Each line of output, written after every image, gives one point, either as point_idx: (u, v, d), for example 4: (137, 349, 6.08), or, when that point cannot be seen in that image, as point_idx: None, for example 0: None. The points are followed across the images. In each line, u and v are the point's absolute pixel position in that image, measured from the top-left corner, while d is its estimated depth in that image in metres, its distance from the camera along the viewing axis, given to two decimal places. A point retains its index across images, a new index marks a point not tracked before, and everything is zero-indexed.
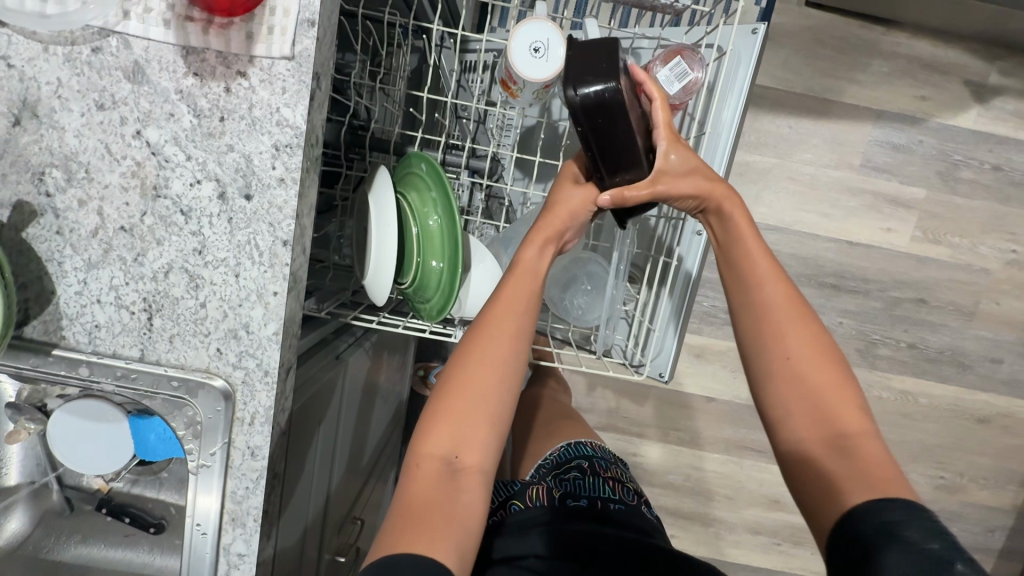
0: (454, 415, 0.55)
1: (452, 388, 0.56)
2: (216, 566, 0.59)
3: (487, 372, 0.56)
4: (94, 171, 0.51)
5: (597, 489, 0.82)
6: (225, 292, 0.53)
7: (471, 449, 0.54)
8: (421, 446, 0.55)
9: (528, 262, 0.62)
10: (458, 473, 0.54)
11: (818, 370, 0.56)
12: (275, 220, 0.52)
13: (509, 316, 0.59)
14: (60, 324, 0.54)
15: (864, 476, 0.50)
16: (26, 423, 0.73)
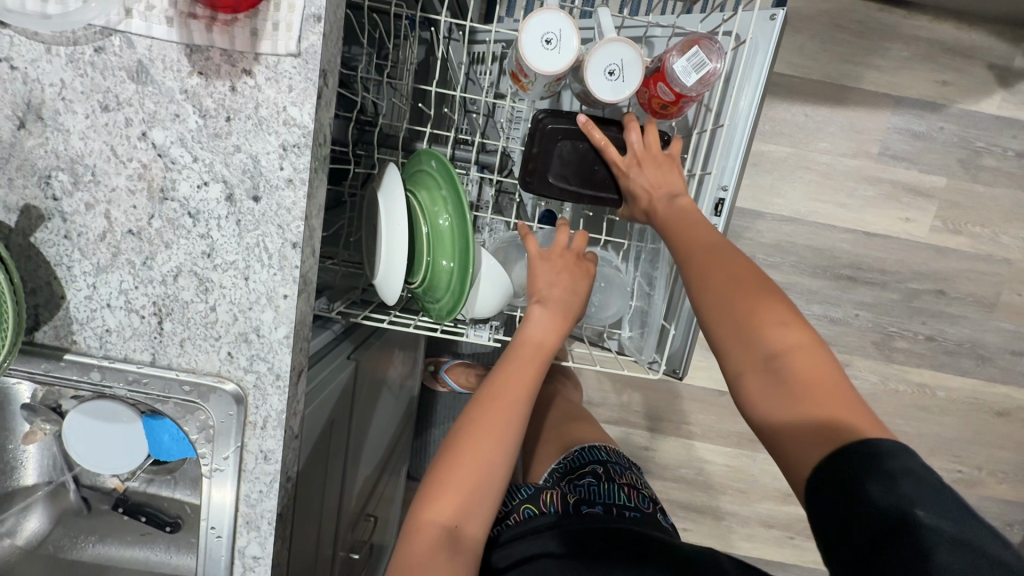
0: (456, 480, 0.59)
1: (455, 454, 0.60)
2: (231, 568, 0.59)
3: (488, 442, 0.60)
4: (101, 174, 0.50)
5: (612, 496, 0.80)
6: (235, 296, 0.52)
7: (474, 521, 0.58)
8: (424, 512, 0.58)
9: (536, 335, 0.67)
10: (457, 540, 0.57)
11: (748, 300, 0.55)
12: (285, 221, 0.51)
13: (519, 389, 0.63)
14: (71, 329, 0.53)
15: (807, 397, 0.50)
16: (42, 424, 0.74)
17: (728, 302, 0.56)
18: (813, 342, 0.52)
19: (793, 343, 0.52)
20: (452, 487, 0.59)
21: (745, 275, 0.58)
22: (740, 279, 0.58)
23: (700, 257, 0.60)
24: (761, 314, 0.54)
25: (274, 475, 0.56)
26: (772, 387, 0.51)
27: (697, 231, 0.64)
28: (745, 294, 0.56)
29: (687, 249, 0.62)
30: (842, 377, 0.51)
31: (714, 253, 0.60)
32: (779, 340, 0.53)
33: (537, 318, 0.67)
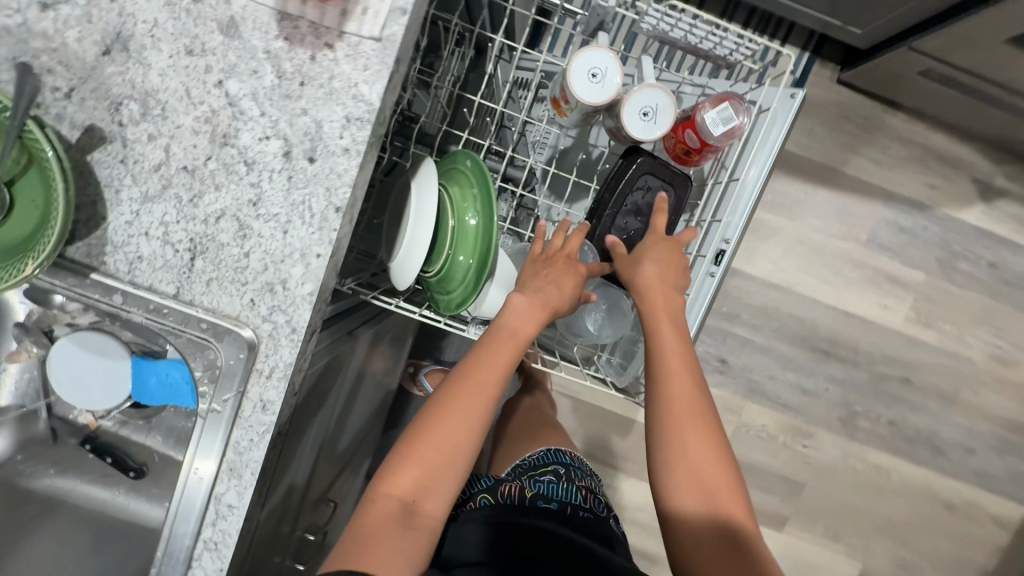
0: (423, 459, 0.62)
1: (420, 430, 0.64)
2: (204, 513, 0.59)
3: (454, 425, 0.64)
4: (170, 111, 0.53)
5: (569, 495, 0.84)
6: (270, 246, 0.55)
7: (431, 497, 0.62)
8: (383, 484, 0.62)
9: (513, 323, 0.70)
10: (413, 517, 0.61)
11: (688, 424, 0.68)
12: (333, 186, 0.54)
13: (493, 376, 0.66)
14: (105, 250, 0.55)
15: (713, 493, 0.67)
16: (29, 346, 0.74)
17: (686, 431, 0.68)
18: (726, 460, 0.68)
19: (718, 464, 0.68)
20: (415, 466, 0.62)
21: (695, 396, 0.70)
22: (696, 403, 0.69)
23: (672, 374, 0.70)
24: (694, 436, 0.68)
25: (266, 428, 0.57)
26: (697, 492, 0.67)
27: (683, 344, 0.71)
28: (689, 418, 0.69)
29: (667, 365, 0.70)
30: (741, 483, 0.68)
31: (681, 374, 0.70)
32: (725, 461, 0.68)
33: (518, 306, 0.70)
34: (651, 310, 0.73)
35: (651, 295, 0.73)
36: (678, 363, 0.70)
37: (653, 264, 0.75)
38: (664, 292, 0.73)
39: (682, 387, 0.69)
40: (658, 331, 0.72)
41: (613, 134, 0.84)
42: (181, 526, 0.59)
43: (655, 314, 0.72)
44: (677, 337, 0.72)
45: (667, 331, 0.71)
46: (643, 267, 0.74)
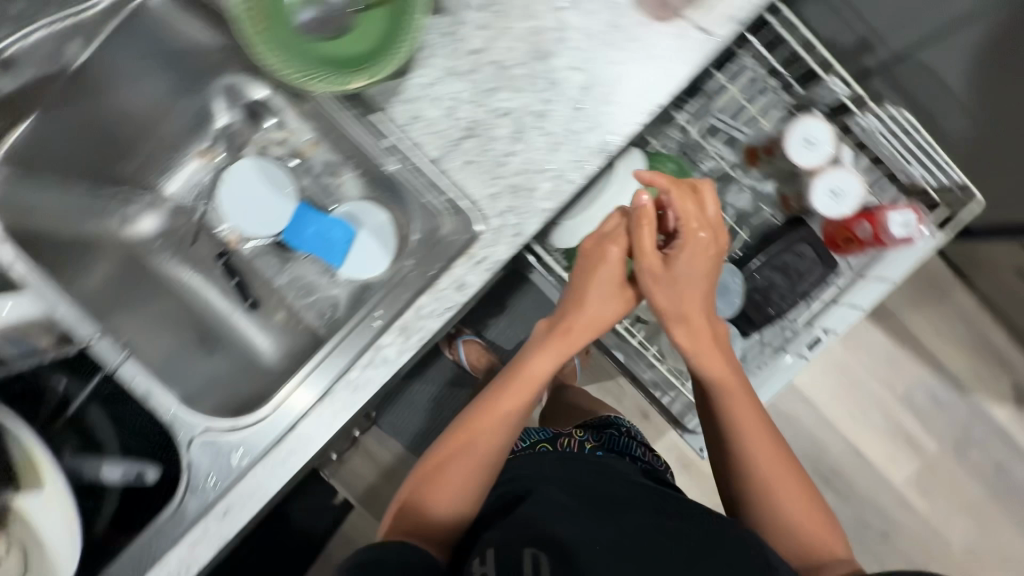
0: (448, 475, 0.65)
1: (457, 437, 0.66)
2: (362, 352, 0.64)
3: (491, 439, 0.66)
4: (509, 13, 0.60)
5: (630, 448, 0.88)
6: (534, 157, 0.61)
7: (458, 497, 0.65)
8: (418, 485, 0.66)
9: (594, 309, 0.65)
10: (433, 533, 0.64)
11: (778, 467, 0.65)
12: (610, 132, 0.60)
13: (523, 395, 0.67)
14: (396, 98, 0.61)
15: (802, 525, 0.64)
16: (218, 149, 0.83)
17: (769, 470, 0.64)
18: (817, 505, 0.65)
19: (807, 508, 0.64)
20: (445, 487, 0.64)
21: (746, 406, 0.66)
22: (764, 435, 0.65)
23: (730, 399, 0.65)
24: (786, 478, 0.65)
25: (446, 308, 0.62)
26: (791, 523, 0.64)
27: (758, 431, 0.66)
28: (767, 453, 0.65)
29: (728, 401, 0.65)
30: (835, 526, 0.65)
31: (756, 432, 0.65)
32: (818, 510, 0.65)
33: (538, 337, 0.68)
34: (695, 327, 0.65)
35: (692, 347, 0.65)
36: (750, 409, 0.65)
37: (684, 263, 0.64)
38: (710, 342, 0.65)
39: (748, 416, 0.65)
40: (727, 399, 0.66)
41: (789, 199, 0.92)
42: (339, 355, 0.64)
43: (720, 379, 0.65)
44: (747, 425, 0.65)
45: (727, 399, 0.66)
46: (672, 288, 0.64)
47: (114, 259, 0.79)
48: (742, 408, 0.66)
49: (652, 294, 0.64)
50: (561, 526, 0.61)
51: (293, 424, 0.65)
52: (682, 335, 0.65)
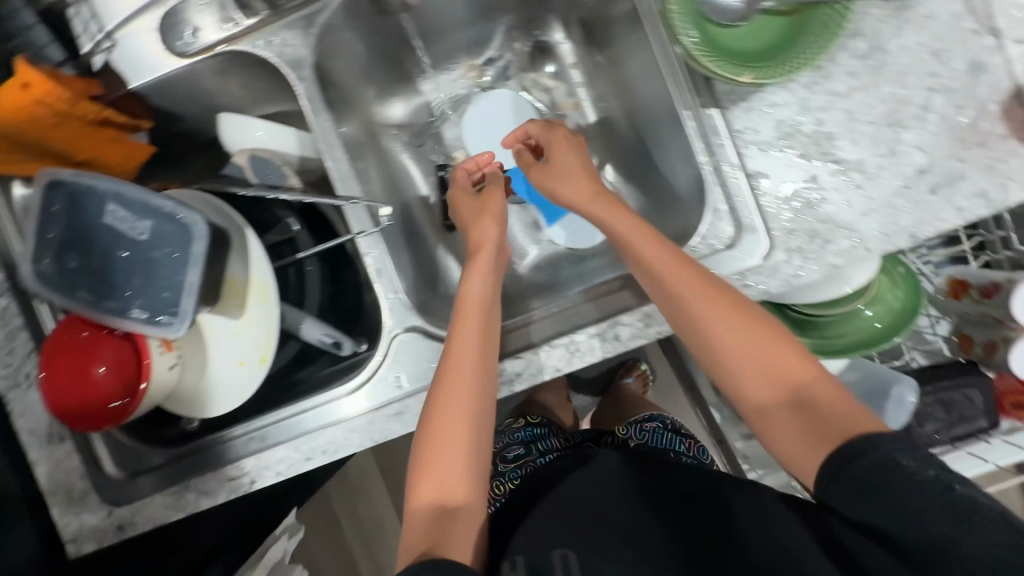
0: (438, 464, 0.55)
1: (435, 426, 0.56)
2: (600, 323, 0.63)
3: (455, 420, 0.56)
4: (884, 72, 0.60)
5: (672, 443, 0.86)
6: (843, 212, 0.61)
7: (464, 485, 0.55)
8: (417, 489, 0.56)
9: (478, 294, 0.62)
10: (454, 508, 0.55)
11: (765, 349, 0.56)
12: (924, 220, 0.60)
13: (474, 341, 0.58)
14: (742, 105, 0.61)
15: (811, 428, 0.52)
16: (484, 70, 0.83)
17: (788, 402, 0.55)
18: (795, 348, 0.56)
19: (814, 389, 0.54)
20: (449, 451, 0.56)
21: (748, 340, 0.56)
22: (758, 346, 0.56)
23: (731, 341, 0.56)
24: (749, 345, 0.56)
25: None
26: (800, 424, 0.53)
27: (754, 358, 0.56)
28: (752, 353, 0.56)
29: (731, 350, 0.56)
30: (799, 348, 0.56)
31: (805, 431, 0.53)
32: (831, 415, 0.52)
33: (473, 279, 0.63)
34: (667, 285, 0.57)
35: (694, 322, 0.57)
36: (721, 311, 0.56)
37: (666, 250, 0.58)
38: (705, 288, 0.56)
39: (746, 338, 0.56)
40: (771, 400, 0.55)
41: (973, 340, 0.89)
42: (573, 318, 0.64)
43: (771, 396, 0.55)
44: (754, 356, 0.56)
45: (756, 387, 0.56)
46: (553, 168, 0.68)
47: (359, 123, 0.74)
48: (781, 365, 0.55)
49: (666, 305, 0.58)
50: (584, 543, 0.57)
51: (498, 360, 0.64)
52: (682, 316, 0.57)
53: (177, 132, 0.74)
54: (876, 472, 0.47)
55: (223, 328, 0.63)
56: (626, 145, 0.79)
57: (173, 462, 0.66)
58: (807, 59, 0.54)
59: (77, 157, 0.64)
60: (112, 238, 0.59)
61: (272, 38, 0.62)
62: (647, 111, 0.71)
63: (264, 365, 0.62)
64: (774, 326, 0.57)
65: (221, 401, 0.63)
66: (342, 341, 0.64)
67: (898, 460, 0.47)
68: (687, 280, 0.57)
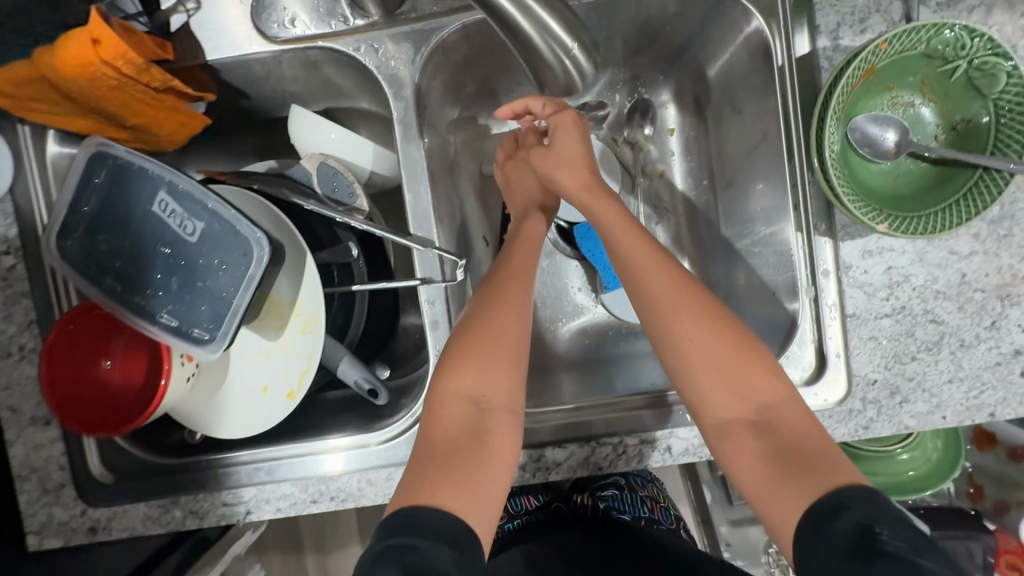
0: (483, 358, 0.52)
1: (477, 336, 0.52)
2: (655, 432, 0.59)
3: (502, 328, 0.53)
4: (1008, 242, 0.57)
5: (638, 506, 0.80)
6: (929, 374, 0.58)
7: (496, 399, 0.51)
8: (445, 392, 0.51)
9: (534, 228, 0.62)
10: (490, 403, 0.51)
11: (747, 370, 0.50)
12: (1007, 401, 0.58)
13: (528, 256, 0.59)
14: (859, 241, 0.57)
15: (789, 461, 0.46)
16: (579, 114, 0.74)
17: (760, 427, 0.49)
18: (778, 378, 0.50)
19: (787, 414, 0.49)
20: (491, 348, 0.52)
21: (737, 367, 0.51)
22: (741, 365, 0.51)
23: (715, 365, 0.51)
24: (741, 372, 0.50)
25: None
26: (776, 464, 0.47)
27: (729, 382, 0.50)
28: (734, 374, 0.50)
29: (708, 369, 0.51)
30: (786, 381, 0.51)
31: (772, 457, 0.47)
32: (799, 442, 0.47)
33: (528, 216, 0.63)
34: (651, 302, 0.53)
35: (680, 340, 0.51)
36: (711, 335, 0.51)
37: (637, 237, 0.55)
38: (694, 306, 0.52)
39: (735, 366, 0.50)
40: (735, 415, 0.50)
41: (984, 493, 0.83)
42: (627, 419, 0.60)
43: (737, 413, 0.50)
44: (722, 365, 0.51)
45: (721, 399, 0.50)
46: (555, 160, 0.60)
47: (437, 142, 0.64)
48: (753, 392, 0.50)
49: (650, 320, 0.53)
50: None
51: (537, 443, 0.60)
52: (676, 343, 0.52)
53: (237, 108, 0.67)
54: (847, 537, 0.40)
55: (254, 346, 0.57)
56: (709, 233, 0.72)
57: (167, 472, 0.61)
58: (953, 221, 0.51)
59: (127, 121, 0.56)
60: (156, 230, 0.52)
61: (379, 46, 0.56)
62: (744, 209, 0.66)
63: (292, 402, 0.56)
64: (756, 344, 0.51)
65: (233, 426, 0.57)
66: (378, 391, 0.59)
67: (873, 529, 0.39)
68: (680, 304, 0.52)
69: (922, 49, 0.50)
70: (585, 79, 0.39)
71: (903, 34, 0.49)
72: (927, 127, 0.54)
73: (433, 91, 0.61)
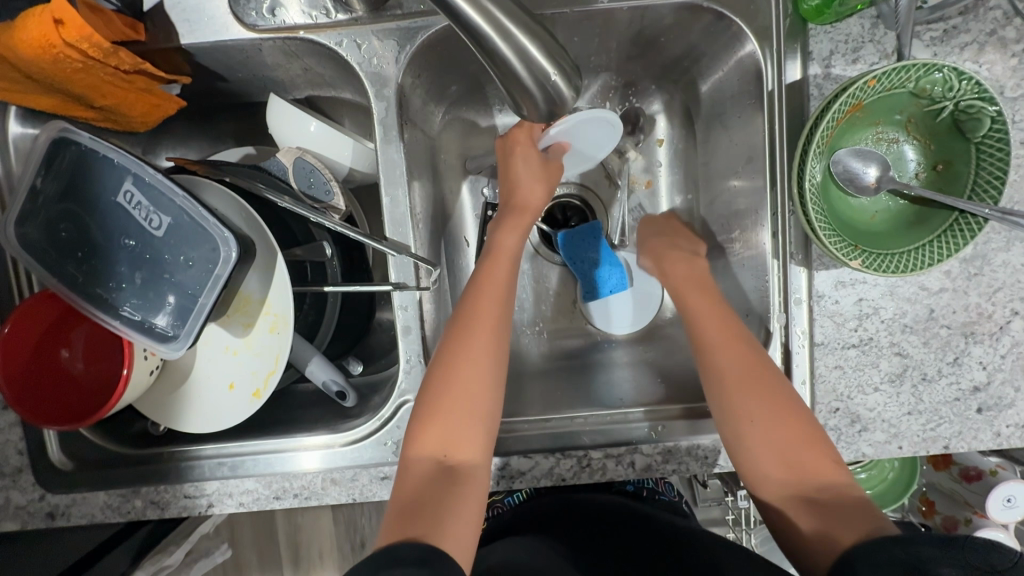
0: (446, 410, 0.51)
1: (448, 368, 0.53)
2: (621, 447, 0.60)
3: (469, 375, 0.52)
4: (977, 280, 0.57)
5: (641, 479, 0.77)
6: (889, 405, 0.59)
7: (467, 444, 0.51)
8: (417, 441, 0.51)
9: (507, 244, 0.60)
10: (460, 462, 0.50)
11: (793, 431, 0.52)
12: (961, 434, 0.59)
13: (501, 283, 0.57)
14: (833, 272, 0.57)
15: (830, 517, 0.47)
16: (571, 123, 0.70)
17: (804, 485, 0.50)
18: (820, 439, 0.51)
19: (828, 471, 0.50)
20: (466, 384, 0.52)
21: (783, 424, 0.52)
22: (788, 424, 0.52)
23: (762, 420, 0.52)
24: (784, 429, 0.52)
25: (715, 459, 0.60)
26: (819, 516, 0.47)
27: (781, 443, 0.51)
28: (783, 432, 0.52)
29: (756, 428, 0.52)
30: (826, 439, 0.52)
31: (817, 517, 0.48)
32: (858, 517, 0.46)
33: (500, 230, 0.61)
34: (717, 353, 0.56)
35: (738, 418, 0.53)
36: (762, 394, 0.53)
37: (711, 316, 0.58)
38: (749, 366, 0.54)
39: (778, 424, 0.52)
40: (784, 477, 0.51)
41: (935, 509, 0.83)
42: (593, 432, 0.61)
43: (795, 488, 0.50)
44: (781, 442, 0.51)
45: (778, 475, 0.51)
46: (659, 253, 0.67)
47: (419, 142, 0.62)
48: (810, 468, 0.50)
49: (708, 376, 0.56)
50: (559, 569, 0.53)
51: (503, 451, 0.60)
52: (727, 398, 0.54)
53: (213, 91, 0.65)
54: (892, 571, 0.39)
55: (221, 341, 0.57)
56: (691, 247, 0.72)
57: (128, 462, 0.60)
58: (923, 262, 0.51)
59: (94, 102, 0.54)
60: (121, 222, 0.51)
61: (363, 41, 0.54)
62: (726, 227, 0.66)
63: (257, 401, 0.56)
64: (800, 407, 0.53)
65: (198, 420, 0.57)
66: (346, 393, 0.59)
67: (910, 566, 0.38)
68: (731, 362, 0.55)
69: (910, 88, 0.50)
70: (566, 106, 0.37)
71: (892, 71, 0.48)
72: (909, 165, 0.54)
73: (417, 90, 0.59)
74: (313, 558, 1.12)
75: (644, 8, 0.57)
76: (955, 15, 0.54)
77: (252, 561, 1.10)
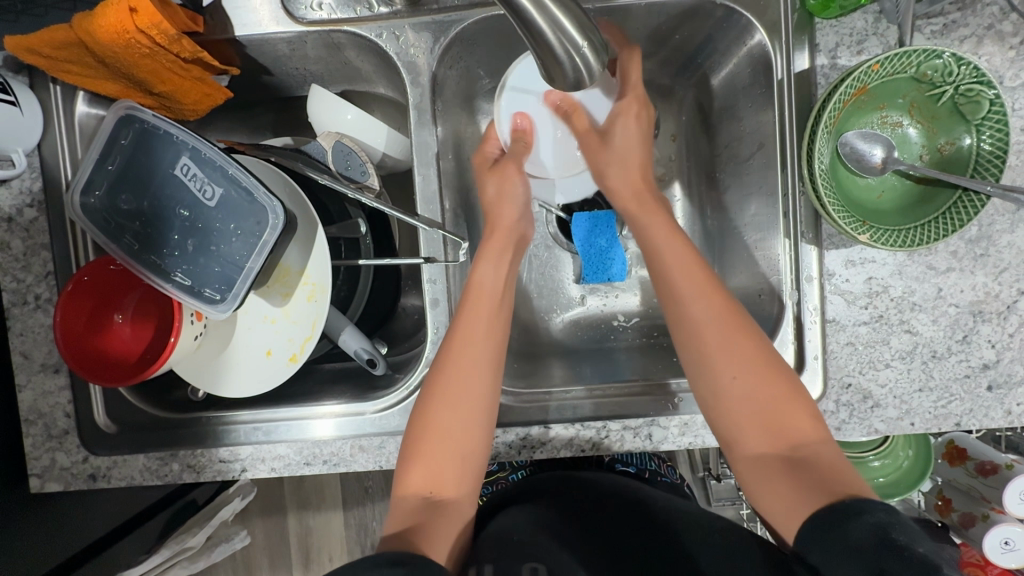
0: (428, 455, 0.53)
1: (436, 406, 0.54)
2: (639, 420, 0.62)
3: (452, 417, 0.53)
4: (983, 261, 0.60)
5: (642, 458, 0.77)
6: (902, 381, 0.60)
7: (452, 482, 0.53)
8: (402, 479, 0.53)
9: (487, 277, 0.58)
10: (444, 498, 0.52)
11: (763, 372, 0.53)
12: (973, 412, 0.60)
13: (480, 318, 0.56)
14: (843, 251, 0.60)
15: (794, 461, 0.50)
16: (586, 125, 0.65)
17: (769, 424, 0.52)
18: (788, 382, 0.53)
19: (795, 412, 0.52)
20: (453, 421, 0.53)
21: (749, 366, 0.53)
22: (756, 365, 0.53)
23: (731, 362, 0.53)
24: (751, 369, 0.53)
25: None
26: (785, 464, 0.50)
27: (752, 386, 0.52)
28: (752, 373, 0.53)
29: (723, 368, 0.53)
30: (792, 381, 0.53)
31: (782, 466, 0.50)
32: (831, 476, 0.48)
33: (486, 262, 0.59)
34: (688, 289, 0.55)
35: (713, 368, 0.54)
36: (727, 334, 0.54)
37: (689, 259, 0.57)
38: (720, 309, 0.55)
39: (748, 366, 0.53)
40: (749, 423, 0.52)
41: (951, 506, 0.79)
42: (609, 406, 0.63)
43: (750, 420, 0.52)
44: (752, 379, 0.53)
45: (754, 434, 0.52)
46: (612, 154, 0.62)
47: (450, 129, 0.66)
48: (772, 400, 0.52)
49: (677, 316, 0.56)
50: (543, 552, 0.49)
51: (525, 422, 0.63)
52: (693, 340, 0.55)
53: (258, 84, 0.70)
54: (862, 541, 0.40)
55: (260, 311, 0.60)
56: (704, 235, 0.75)
57: (168, 424, 0.64)
58: (928, 238, 0.54)
59: (155, 88, 0.59)
60: (177, 193, 0.55)
61: (400, 34, 0.59)
62: (739, 214, 0.69)
63: (294, 365, 0.59)
64: (768, 352, 0.54)
65: (236, 384, 0.60)
66: (376, 361, 0.62)
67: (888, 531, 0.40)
68: (699, 304, 0.55)
69: (911, 73, 0.53)
70: (593, 75, 0.41)
71: (894, 57, 0.52)
72: (913, 147, 0.57)
73: (448, 80, 0.64)
74: (322, 561, 1.10)
75: (661, 4, 0.61)
76: (953, 10, 0.57)
77: (263, 564, 1.10)
